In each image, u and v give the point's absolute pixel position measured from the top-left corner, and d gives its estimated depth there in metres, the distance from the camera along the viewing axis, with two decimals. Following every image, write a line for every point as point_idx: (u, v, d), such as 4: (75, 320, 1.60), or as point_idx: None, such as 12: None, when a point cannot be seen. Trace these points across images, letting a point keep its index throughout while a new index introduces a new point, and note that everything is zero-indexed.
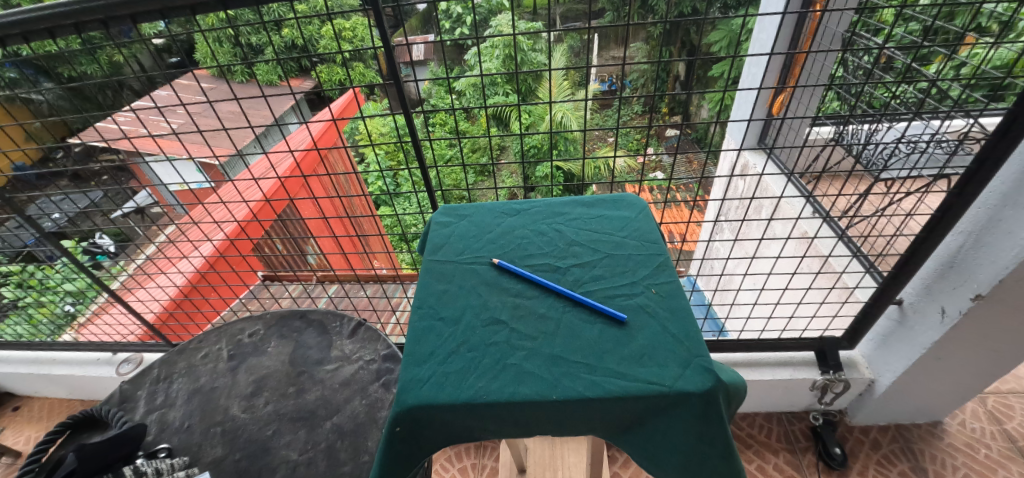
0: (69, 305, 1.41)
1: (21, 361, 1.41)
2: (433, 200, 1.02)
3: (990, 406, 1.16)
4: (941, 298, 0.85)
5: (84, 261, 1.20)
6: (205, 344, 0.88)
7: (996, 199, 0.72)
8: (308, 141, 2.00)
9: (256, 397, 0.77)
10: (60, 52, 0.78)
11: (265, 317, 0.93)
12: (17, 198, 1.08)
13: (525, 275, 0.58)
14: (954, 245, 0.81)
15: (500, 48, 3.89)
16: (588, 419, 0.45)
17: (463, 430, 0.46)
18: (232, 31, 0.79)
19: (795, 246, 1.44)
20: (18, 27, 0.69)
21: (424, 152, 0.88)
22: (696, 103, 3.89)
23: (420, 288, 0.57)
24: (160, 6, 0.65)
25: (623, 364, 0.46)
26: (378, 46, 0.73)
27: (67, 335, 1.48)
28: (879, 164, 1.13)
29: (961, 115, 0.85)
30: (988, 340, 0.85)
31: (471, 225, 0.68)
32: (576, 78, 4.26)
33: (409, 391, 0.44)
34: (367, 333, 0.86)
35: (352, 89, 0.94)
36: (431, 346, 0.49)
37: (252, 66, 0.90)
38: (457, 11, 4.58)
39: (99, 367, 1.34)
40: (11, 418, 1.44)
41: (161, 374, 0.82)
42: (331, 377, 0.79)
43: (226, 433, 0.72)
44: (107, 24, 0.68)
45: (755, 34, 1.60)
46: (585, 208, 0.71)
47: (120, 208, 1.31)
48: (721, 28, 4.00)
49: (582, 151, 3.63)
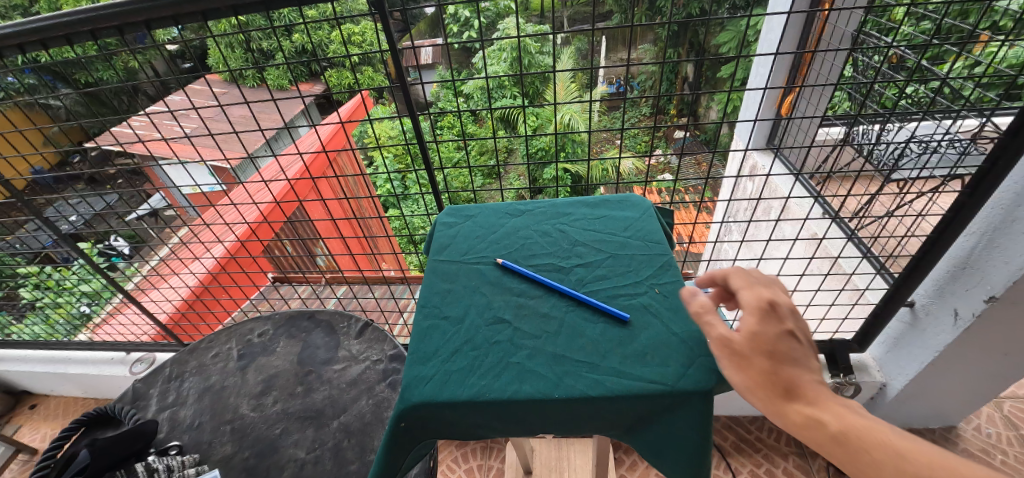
0: (85, 306, 1.44)
1: (37, 360, 1.44)
2: (439, 202, 1.02)
3: (1006, 411, 1.14)
4: (953, 300, 0.83)
5: (99, 263, 1.23)
6: (216, 344, 0.89)
7: (1009, 199, 0.70)
8: (317, 145, 2.02)
9: (264, 396, 0.78)
10: (77, 59, 0.79)
11: (274, 317, 0.94)
12: (35, 201, 1.11)
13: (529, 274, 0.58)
14: (966, 246, 0.79)
15: (508, 52, 3.90)
16: (591, 418, 0.45)
17: (468, 428, 0.47)
18: (243, 37, 0.80)
19: (804, 247, 1.43)
20: (39, 34, 0.71)
21: (431, 154, 0.89)
22: (705, 104, 3.87)
23: (425, 287, 0.58)
24: (174, 13, 0.66)
25: (625, 363, 0.46)
26: (385, 50, 0.74)
27: (82, 335, 1.51)
28: (890, 164, 1.11)
29: (974, 114, 0.83)
30: (1001, 343, 0.83)
31: (476, 225, 0.68)
32: (583, 80, 4.26)
33: (414, 389, 0.44)
34: (374, 334, 0.87)
35: (361, 92, 0.94)
36: (435, 345, 0.49)
37: (263, 71, 0.91)
38: (465, 15, 4.61)
39: (113, 366, 1.37)
40: (28, 416, 1.48)
41: (173, 372, 0.84)
42: (338, 376, 0.80)
43: (235, 431, 0.73)
44: (123, 30, 0.70)
45: (763, 35, 1.58)
46: (589, 208, 0.71)
47: (135, 210, 1.33)
48: (729, 29, 3.97)
49: (590, 153, 3.63)
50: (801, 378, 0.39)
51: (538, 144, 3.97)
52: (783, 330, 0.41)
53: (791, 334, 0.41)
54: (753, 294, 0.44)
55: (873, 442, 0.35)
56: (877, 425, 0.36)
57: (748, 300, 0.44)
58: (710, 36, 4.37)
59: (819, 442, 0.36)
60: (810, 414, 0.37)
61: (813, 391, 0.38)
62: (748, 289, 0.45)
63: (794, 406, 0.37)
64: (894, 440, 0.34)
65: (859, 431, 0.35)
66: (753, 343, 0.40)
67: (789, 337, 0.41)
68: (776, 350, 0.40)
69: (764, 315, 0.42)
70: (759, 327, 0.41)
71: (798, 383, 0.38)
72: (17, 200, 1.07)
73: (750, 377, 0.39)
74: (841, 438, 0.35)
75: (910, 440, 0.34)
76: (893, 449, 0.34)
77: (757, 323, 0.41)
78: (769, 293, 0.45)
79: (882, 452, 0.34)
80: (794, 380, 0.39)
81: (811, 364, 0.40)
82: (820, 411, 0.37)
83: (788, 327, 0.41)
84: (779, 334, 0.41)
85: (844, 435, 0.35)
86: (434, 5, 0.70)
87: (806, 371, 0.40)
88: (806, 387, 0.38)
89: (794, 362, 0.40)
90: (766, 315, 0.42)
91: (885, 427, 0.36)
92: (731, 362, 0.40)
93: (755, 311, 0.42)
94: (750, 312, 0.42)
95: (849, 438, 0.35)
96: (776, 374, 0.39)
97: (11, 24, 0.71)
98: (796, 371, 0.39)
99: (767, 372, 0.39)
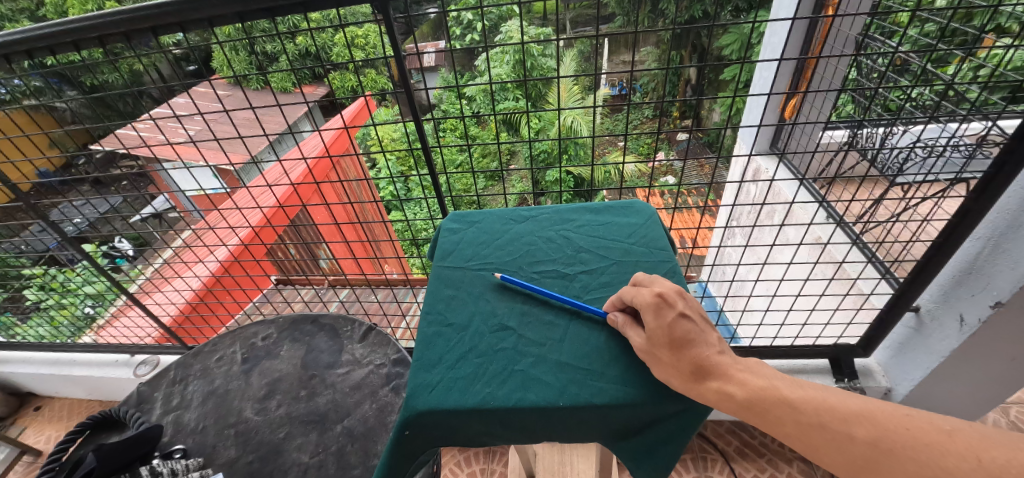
0: (89, 307, 1.45)
1: (42, 361, 1.45)
2: (443, 206, 1.02)
3: (1013, 417, 1.13)
4: (959, 305, 0.83)
5: (104, 265, 1.23)
6: (220, 347, 0.90)
7: (1016, 204, 0.70)
8: (320, 148, 2.04)
9: (268, 399, 0.78)
10: (84, 64, 0.80)
11: (278, 321, 0.94)
12: (41, 204, 1.11)
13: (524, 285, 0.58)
14: (972, 252, 0.79)
15: (511, 55, 3.92)
16: (597, 426, 0.45)
17: (472, 435, 0.47)
18: (248, 41, 0.81)
19: (808, 252, 1.42)
20: (46, 40, 0.72)
21: (435, 158, 0.89)
22: (708, 107, 3.87)
23: (430, 293, 0.58)
24: (180, 19, 0.67)
25: (630, 371, 0.46)
26: (388, 54, 0.74)
27: (87, 337, 1.52)
28: (894, 168, 1.11)
29: (979, 118, 0.82)
30: (1007, 350, 0.83)
31: (480, 231, 0.69)
32: (586, 84, 4.27)
33: (418, 396, 0.45)
34: (378, 338, 0.87)
35: (364, 96, 0.94)
36: (440, 352, 0.49)
37: (267, 75, 0.91)
38: (468, 18, 4.64)
39: (117, 368, 1.38)
40: (33, 418, 1.49)
41: (177, 375, 0.84)
42: (342, 380, 0.80)
43: (239, 435, 0.73)
44: (129, 36, 0.71)
45: (766, 39, 1.58)
46: (593, 214, 0.71)
47: (139, 213, 1.32)
48: (732, 32, 3.97)
49: (592, 156, 3.64)
50: (702, 356, 0.41)
51: (540, 147, 3.99)
52: (675, 317, 0.43)
53: (683, 318, 0.43)
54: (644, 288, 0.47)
55: (776, 399, 0.39)
56: (773, 383, 0.41)
57: (640, 297, 0.46)
58: (712, 38, 4.37)
59: (733, 411, 0.39)
60: (720, 388, 0.39)
61: (717, 365, 0.41)
62: (643, 286, 0.48)
63: (705, 385, 0.39)
64: (791, 394, 0.40)
65: (764, 391, 0.40)
66: (654, 340, 0.43)
67: (681, 323, 0.43)
68: (674, 337, 0.42)
69: (655, 309, 0.44)
70: (654, 321, 0.43)
71: (703, 361, 0.41)
72: (23, 203, 1.08)
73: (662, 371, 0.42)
74: (751, 404, 0.39)
75: (798, 389, 0.41)
76: (791, 400, 0.39)
77: (651, 317, 0.44)
78: (660, 286, 0.48)
79: (787, 408, 0.39)
80: (696, 360, 0.41)
81: (708, 340, 0.43)
82: (729, 383, 0.39)
83: (679, 311, 0.44)
84: (671, 321, 0.43)
85: (753, 399, 0.39)
86: (437, 9, 0.71)
87: (705, 348, 0.42)
88: (710, 363, 0.41)
89: (692, 342, 0.42)
90: (658, 309, 0.44)
91: (780, 382, 0.41)
92: (650, 364, 0.43)
93: (647, 306, 0.45)
94: (644, 309, 0.45)
95: (755, 403, 0.39)
96: (680, 360, 0.41)
97: (21, 30, 0.71)
98: (696, 350, 0.42)
99: (673, 363, 0.41)
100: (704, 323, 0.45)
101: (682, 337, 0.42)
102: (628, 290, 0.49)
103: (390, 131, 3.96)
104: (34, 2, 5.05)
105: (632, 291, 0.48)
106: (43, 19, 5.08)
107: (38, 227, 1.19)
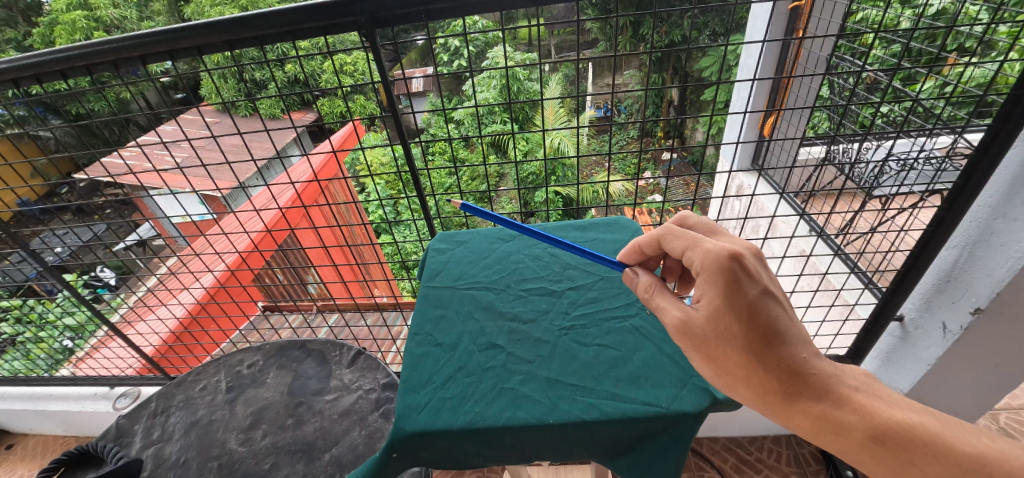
0: (68, 340, 1.40)
1: (15, 397, 1.38)
2: (432, 227, 1.02)
3: (1003, 423, 1.18)
4: (941, 313, 0.84)
5: (85, 294, 1.20)
6: (204, 375, 0.87)
7: (985, 214, 0.73)
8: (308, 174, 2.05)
9: (254, 429, 0.76)
10: (70, 92, 0.80)
11: (264, 348, 0.92)
12: (20, 233, 1.08)
13: (526, 227, 0.56)
14: (950, 261, 0.81)
15: (498, 79, 4.04)
16: (586, 443, 0.45)
17: (462, 457, 0.46)
18: (236, 69, 0.79)
19: (794, 263, 1.45)
20: (33, 70, 0.72)
21: (423, 181, 0.89)
22: (693, 127, 4.04)
23: (419, 314, 0.58)
24: (169, 48, 0.68)
25: (618, 386, 0.46)
26: (377, 80, 0.74)
27: (64, 370, 1.47)
28: (870, 181, 1.15)
29: (948, 132, 0.84)
30: (993, 358, 0.85)
31: (468, 251, 0.69)
32: (570, 106, 4.41)
33: (408, 417, 0.44)
34: (366, 362, 0.86)
35: (352, 121, 0.88)
36: (429, 372, 0.49)
37: (255, 102, 0.89)
38: (455, 44, 4.81)
39: (96, 402, 1.32)
40: (4, 456, 1.42)
41: (158, 407, 0.81)
42: (330, 407, 0.78)
43: (222, 467, 0.70)
44: (118, 65, 0.72)
45: (743, 62, 1.65)
46: (580, 232, 0.72)
47: (123, 240, 1.27)
48: (712, 55, 4.16)
49: (579, 175, 3.76)
50: (776, 349, 0.40)
51: (530, 169, 4.12)
52: (752, 297, 0.41)
53: (760, 297, 0.41)
54: (714, 247, 0.44)
55: (919, 440, 0.36)
56: (921, 418, 0.37)
57: (710, 260, 0.43)
58: (693, 61, 4.58)
59: (858, 445, 0.37)
60: (825, 413, 0.39)
61: (814, 374, 0.40)
62: (707, 240, 0.45)
63: (801, 405, 0.39)
64: (959, 444, 0.35)
65: (899, 428, 0.37)
66: (717, 318, 0.41)
67: (757, 305, 0.41)
68: (751, 326, 0.40)
69: (729, 285, 0.41)
70: (725, 301, 0.41)
71: (788, 363, 0.40)
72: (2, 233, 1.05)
73: (732, 369, 0.41)
74: (881, 442, 0.37)
75: (963, 435, 0.36)
76: (946, 445, 0.35)
77: (722, 296, 0.41)
78: (729, 245, 0.44)
79: (941, 458, 0.35)
80: (780, 361, 0.40)
81: (789, 329, 0.42)
82: (839, 409, 0.39)
83: (758, 291, 0.41)
84: (748, 304, 0.41)
85: (878, 433, 0.37)
86: (424, 36, 0.71)
87: (786, 342, 0.41)
88: (800, 367, 0.40)
89: (772, 334, 0.40)
90: (733, 285, 0.41)
91: (933, 420, 0.37)
92: (697, 341, 0.42)
93: (719, 278, 0.42)
94: (713, 279, 0.42)
95: (892, 442, 0.36)
96: (763, 361, 0.40)
97: (7, 60, 0.72)
98: (778, 347, 0.40)
99: (739, 356, 0.40)
100: (779, 301, 0.43)
101: (760, 326, 0.40)
102: (684, 243, 0.46)
103: (381, 156, 4.04)
104: (21, 33, 5.25)
105: (695, 249, 0.45)
106: (29, 49, 5.28)
107: (17, 256, 1.16)
